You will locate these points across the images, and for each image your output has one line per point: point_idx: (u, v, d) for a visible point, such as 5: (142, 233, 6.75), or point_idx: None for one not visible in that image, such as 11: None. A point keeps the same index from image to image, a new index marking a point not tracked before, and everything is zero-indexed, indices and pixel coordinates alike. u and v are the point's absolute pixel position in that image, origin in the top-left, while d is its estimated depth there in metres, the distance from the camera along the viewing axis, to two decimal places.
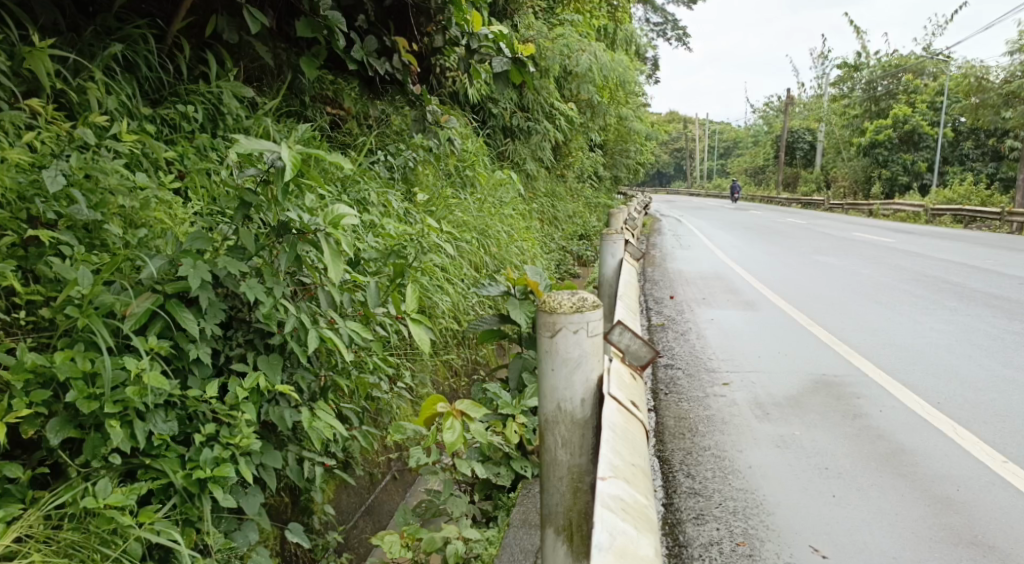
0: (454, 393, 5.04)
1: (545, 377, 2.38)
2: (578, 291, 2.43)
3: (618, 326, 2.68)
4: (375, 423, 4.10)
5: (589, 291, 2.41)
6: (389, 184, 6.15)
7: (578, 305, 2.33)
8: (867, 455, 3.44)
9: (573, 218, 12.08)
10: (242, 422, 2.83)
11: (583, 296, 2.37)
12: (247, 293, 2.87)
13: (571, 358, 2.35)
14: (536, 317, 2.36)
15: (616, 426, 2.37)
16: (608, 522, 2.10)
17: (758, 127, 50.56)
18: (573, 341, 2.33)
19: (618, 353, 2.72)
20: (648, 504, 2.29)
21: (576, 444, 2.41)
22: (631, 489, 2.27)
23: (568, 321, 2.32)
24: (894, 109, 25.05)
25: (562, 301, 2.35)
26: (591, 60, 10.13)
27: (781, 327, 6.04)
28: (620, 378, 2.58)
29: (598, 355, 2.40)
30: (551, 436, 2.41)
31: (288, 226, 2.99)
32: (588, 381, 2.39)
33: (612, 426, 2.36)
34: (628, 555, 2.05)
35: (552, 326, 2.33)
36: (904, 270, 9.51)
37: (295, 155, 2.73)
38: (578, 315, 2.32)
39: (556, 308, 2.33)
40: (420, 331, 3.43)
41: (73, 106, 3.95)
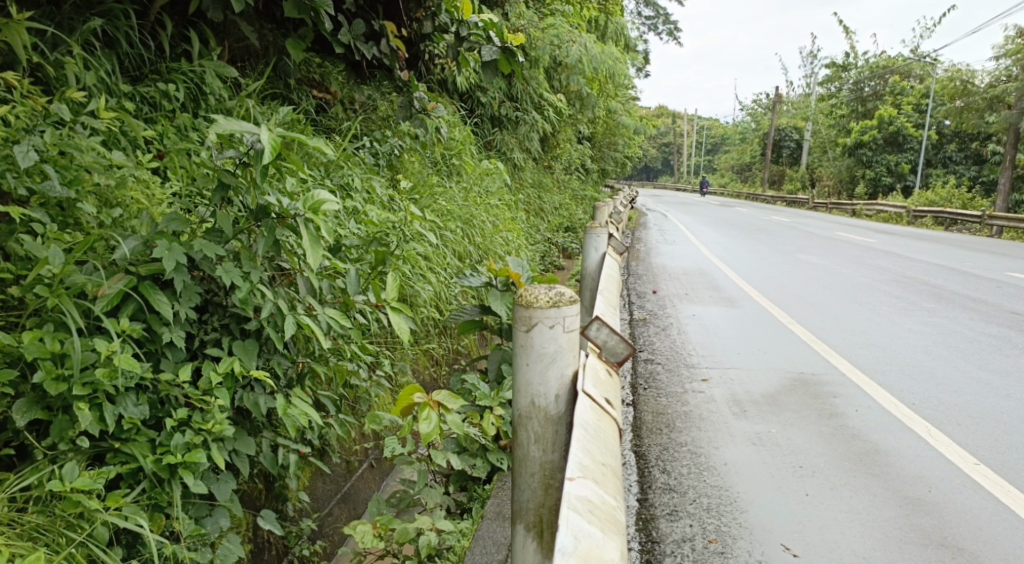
0: (433, 383, 5.02)
1: (519, 371, 2.35)
2: (556, 285, 2.38)
3: (596, 322, 2.61)
4: (353, 411, 4.07)
5: (567, 286, 2.36)
6: (373, 170, 6.11)
7: (555, 300, 2.28)
8: (841, 454, 3.45)
9: (560, 209, 12.07)
10: (215, 407, 2.78)
11: (561, 290, 2.32)
12: (223, 278, 2.82)
13: (546, 353, 2.32)
14: (512, 310, 2.31)
15: (589, 424, 2.36)
16: (575, 524, 2.06)
17: (746, 124, 50.68)
18: (548, 336, 2.29)
19: (596, 348, 2.69)
20: (617, 506, 2.25)
21: (548, 439, 2.39)
22: (600, 490, 2.23)
23: (544, 316, 2.28)
24: (882, 109, 25.19)
25: (539, 294, 2.30)
26: (581, 51, 10.11)
27: (763, 324, 6.05)
28: (597, 374, 2.54)
29: (574, 351, 2.37)
30: (524, 431, 2.39)
31: (268, 210, 2.93)
32: (563, 377, 2.36)
33: (585, 423, 2.34)
34: (593, 558, 2.01)
35: (528, 319, 2.29)
36: (886, 271, 9.57)
37: (276, 139, 2.68)
38: (554, 310, 2.28)
39: (532, 303, 2.28)
40: (400, 321, 3.40)
41: (50, 80, 3.88)
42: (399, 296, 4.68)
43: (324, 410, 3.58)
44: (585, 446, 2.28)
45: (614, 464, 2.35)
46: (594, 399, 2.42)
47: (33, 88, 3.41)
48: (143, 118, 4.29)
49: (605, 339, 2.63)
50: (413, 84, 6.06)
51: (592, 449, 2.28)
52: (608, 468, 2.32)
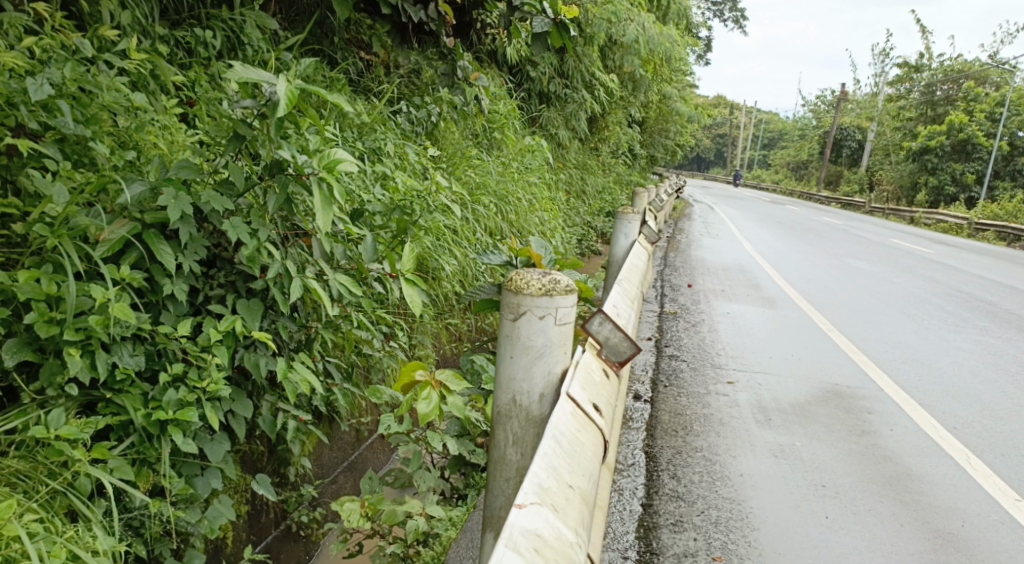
0: (452, 359, 4.90)
1: (502, 363, 2.27)
2: (552, 271, 2.28)
3: (599, 316, 2.48)
4: (365, 380, 3.97)
5: (562, 273, 2.25)
6: (410, 136, 6.00)
7: (547, 288, 2.18)
8: (869, 476, 3.24)
9: (602, 193, 11.87)
10: (212, 365, 2.64)
11: (553, 276, 2.21)
12: (229, 233, 2.69)
13: (533, 347, 2.22)
14: (499, 294, 2.23)
15: (564, 435, 2.16)
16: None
17: (806, 121, 49.59)
18: (534, 325, 2.19)
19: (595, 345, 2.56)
20: (575, 545, 1.95)
21: (527, 442, 2.31)
22: (557, 521, 1.95)
23: (534, 306, 2.18)
24: (951, 116, 24.38)
25: (528, 278, 2.20)
26: (637, 32, 9.87)
27: (800, 328, 5.82)
28: (592, 374, 2.42)
29: (563, 347, 2.27)
30: (503, 431, 2.31)
31: (282, 166, 2.81)
32: (549, 374, 2.27)
33: (558, 435, 2.13)
34: None
35: (514, 306, 2.20)
36: (937, 283, 9.22)
37: (292, 91, 2.56)
38: (542, 298, 2.17)
39: (522, 289, 2.18)
40: (412, 294, 3.30)
41: (85, 16, 3.80)
42: (421, 267, 4.57)
43: (330, 377, 3.48)
44: (550, 461, 2.06)
45: (585, 487, 2.12)
46: (577, 403, 2.24)
47: (61, 22, 3.33)
48: (177, 63, 4.18)
49: (607, 335, 2.50)
50: (458, 51, 5.92)
51: (557, 466, 2.05)
52: (575, 490, 2.07)
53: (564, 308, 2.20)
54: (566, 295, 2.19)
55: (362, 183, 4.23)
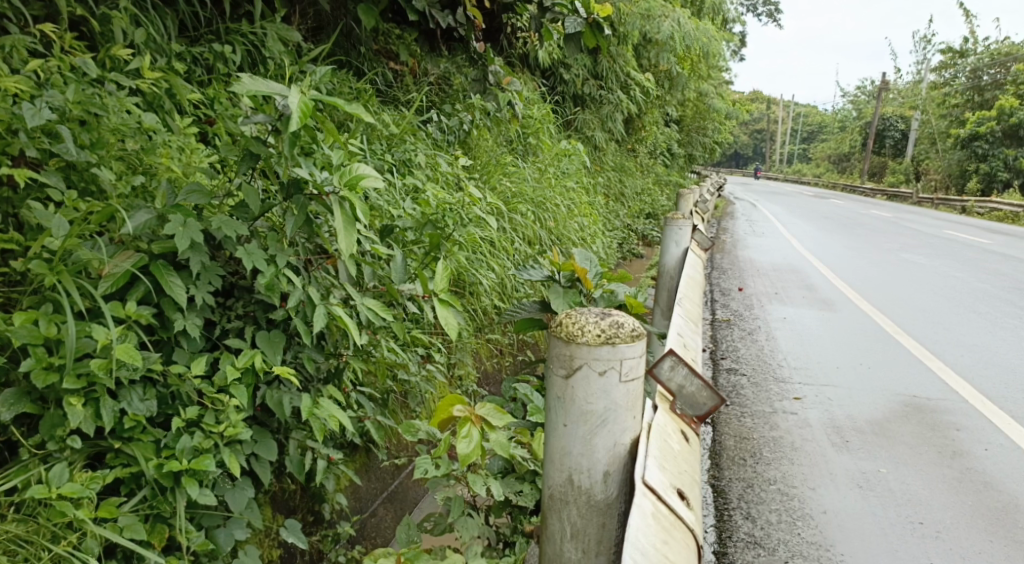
0: (494, 376, 4.63)
1: (555, 431, 2.03)
2: (610, 310, 2.05)
3: (670, 361, 2.21)
4: (403, 406, 3.72)
5: (623, 314, 2.01)
6: (442, 145, 5.77)
7: (608, 335, 1.94)
8: (971, 509, 2.89)
9: (642, 195, 11.54)
10: (231, 408, 2.40)
11: (614, 319, 1.97)
12: (244, 259, 2.45)
13: (593, 413, 1.98)
14: (548, 343, 2.00)
15: (646, 553, 1.88)
16: None
17: (845, 112, 48.58)
18: (593, 380, 1.95)
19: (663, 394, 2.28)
20: None
21: (589, 535, 2.06)
22: None
23: (592, 360, 1.95)
24: (1002, 100, 23.61)
25: (584, 322, 1.97)
26: (673, 28, 9.58)
27: (865, 336, 5.45)
28: (670, 440, 2.19)
29: (627, 415, 2.02)
30: (560, 515, 2.06)
31: (300, 185, 2.57)
32: (614, 449, 2.02)
33: (640, 557, 1.86)
34: None
35: (567, 359, 1.97)
36: (1001, 276, 8.74)
37: (306, 102, 2.32)
38: (600, 346, 1.94)
39: (576, 337, 1.95)
40: (447, 315, 3.04)
41: (95, 36, 3.59)
42: (458, 282, 4.34)
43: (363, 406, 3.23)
44: None
45: None
46: (658, 498, 1.98)
47: (67, 42, 3.14)
48: (195, 79, 3.98)
49: (681, 384, 2.23)
50: (489, 56, 5.71)
51: None
52: None
53: (630, 356, 1.96)
54: (630, 341, 1.95)
55: (391, 198, 4.00)
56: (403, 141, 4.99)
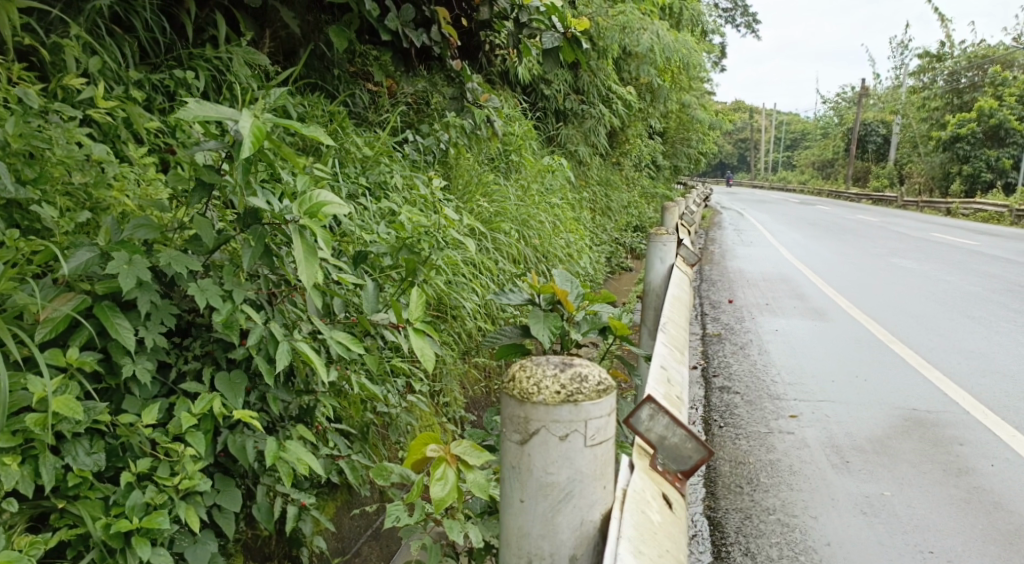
0: (483, 401, 4.55)
1: (510, 507, 1.80)
2: (573, 358, 1.84)
3: (648, 409, 2.01)
4: (384, 440, 3.55)
5: (586, 364, 1.80)
6: (421, 166, 5.64)
7: (567, 393, 1.72)
8: (983, 534, 2.74)
9: (629, 208, 11.43)
10: (187, 458, 2.23)
11: (575, 372, 1.76)
12: (198, 297, 2.28)
13: (554, 485, 1.75)
14: (501, 403, 1.78)
15: None
16: None
17: (827, 119, 48.89)
18: (552, 447, 1.73)
19: (644, 448, 2.06)
20: None
21: None
22: None
23: (550, 424, 1.73)
24: (982, 102, 23.78)
25: (541, 377, 1.76)
26: (651, 40, 9.51)
27: (860, 347, 5.32)
28: (649, 507, 1.88)
29: (594, 484, 1.79)
30: None
31: (258, 215, 2.41)
32: (580, 525, 1.78)
33: None
34: None
35: (523, 422, 1.75)
36: (992, 279, 8.65)
37: (258, 124, 2.15)
38: (560, 407, 1.72)
39: (531, 398, 1.73)
40: (423, 346, 2.87)
41: (47, 66, 3.42)
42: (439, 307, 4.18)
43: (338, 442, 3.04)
44: None
45: None
46: None
47: (13, 73, 2.97)
48: (157, 107, 3.83)
49: (662, 434, 2.03)
50: (466, 73, 5.61)
51: None
52: None
53: (594, 416, 1.74)
54: (593, 399, 1.74)
55: (365, 223, 3.85)
56: (379, 163, 4.85)
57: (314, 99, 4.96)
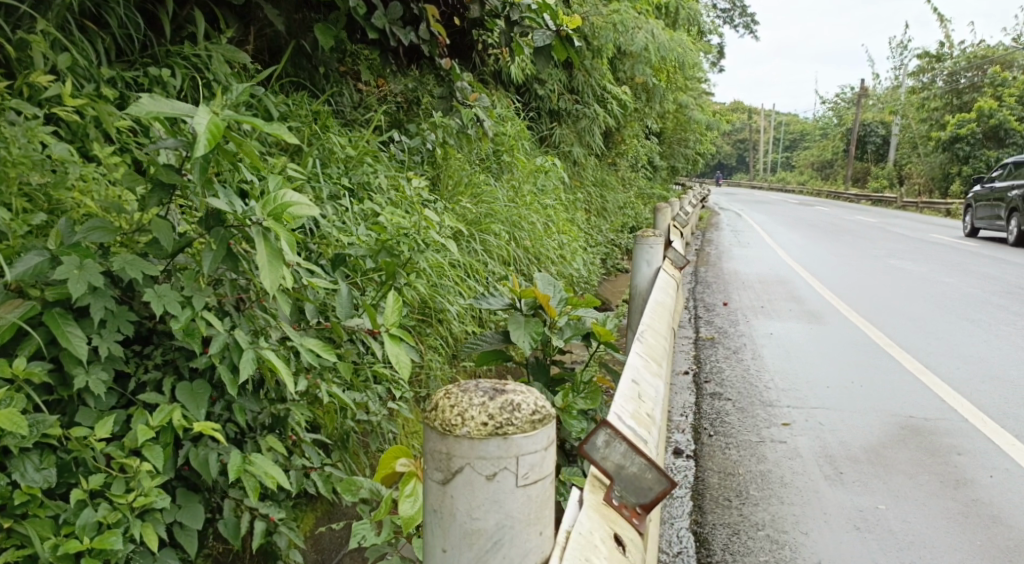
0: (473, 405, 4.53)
1: (433, 558, 1.55)
2: (505, 384, 1.62)
3: (604, 434, 1.79)
4: (364, 448, 3.46)
5: (519, 391, 1.58)
6: (409, 167, 5.54)
7: (496, 423, 1.50)
8: (981, 550, 2.63)
9: (625, 209, 11.33)
10: (143, 473, 2.12)
11: (506, 400, 1.54)
12: (154, 303, 2.17)
13: (480, 533, 1.51)
14: (422, 437, 1.55)
15: None
16: None
17: (825, 120, 48.85)
18: (478, 488, 1.50)
19: (599, 481, 1.84)
20: None
21: None
22: None
23: (475, 459, 1.49)
24: (981, 102, 23.70)
25: (467, 406, 1.53)
26: (646, 39, 9.41)
27: (857, 351, 5.21)
28: (598, 555, 1.62)
29: (530, 531, 1.54)
30: None
31: (221, 217, 2.30)
32: None
33: None
34: None
35: (445, 459, 1.51)
36: (991, 280, 8.55)
37: (216, 122, 2.04)
38: (487, 441, 1.49)
39: (455, 429, 1.50)
40: (398, 353, 2.76)
41: (13, 63, 3.31)
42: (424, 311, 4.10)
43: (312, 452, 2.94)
44: None
45: None
46: None
47: None
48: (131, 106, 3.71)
49: (619, 463, 1.81)
50: (455, 72, 5.50)
51: None
52: None
53: (526, 451, 1.51)
54: (525, 432, 1.51)
55: (346, 225, 3.74)
56: (364, 164, 4.74)
57: (298, 98, 4.84)
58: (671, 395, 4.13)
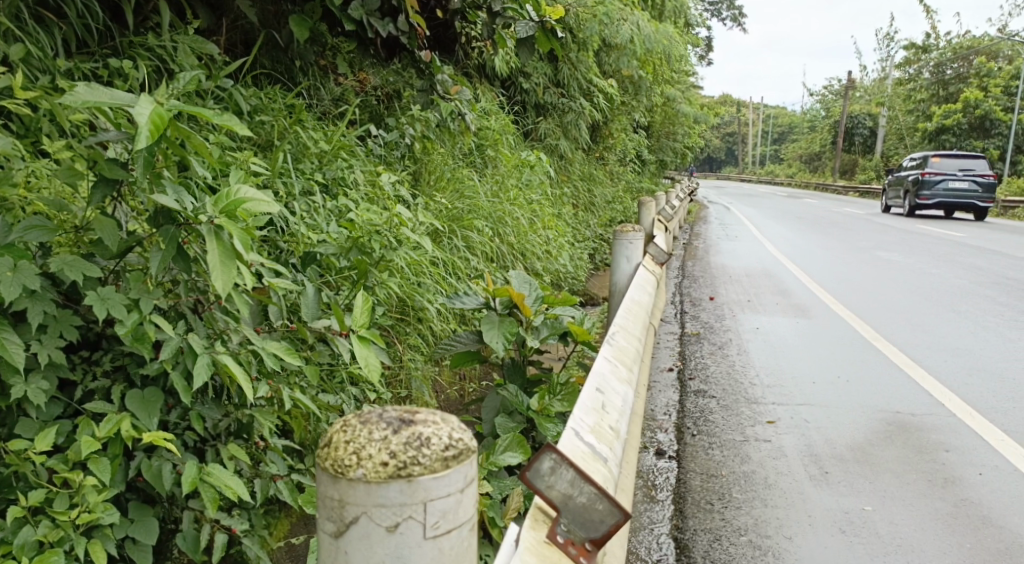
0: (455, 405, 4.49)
1: None
2: (415, 414, 1.40)
3: (551, 458, 1.61)
4: None
5: (430, 422, 1.36)
6: (388, 162, 5.41)
7: (398, 462, 1.28)
8: (970, 552, 2.53)
9: (613, 203, 11.22)
10: (88, 487, 1.99)
11: (412, 435, 1.32)
12: (97, 307, 2.05)
13: None
14: (314, 481, 1.33)
15: None
16: None
17: (813, 113, 48.91)
18: (377, 541, 1.27)
19: (545, 512, 1.65)
20: None
21: None
22: None
23: (371, 506, 1.27)
24: (968, 93, 23.75)
25: (365, 443, 1.31)
26: (631, 31, 9.29)
27: (843, 346, 5.12)
28: None
29: None
30: None
31: (171, 215, 2.17)
32: None
33: None
34: None
35: (338, 508, 1.29)
36: (979, 271, 8.48)
37: (158, 112, 1.91)
38: (387, 485, 1.27)
39: (348, 470, 1.28)
40: (366, 355, 2.63)
41: None
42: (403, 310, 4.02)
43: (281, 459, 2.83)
44: None
45: None
46: None
47: None
48: None
49: (567, 492, 1.62)
50: (435, 64, 5.36)
51: None
52: None
53: (434, 494, 1.29)
54: (433, 472, 1.29)
55: (317, 222, 3.62)
56: (339, 159, 4.61)
57: (272, 92, 4.71)
58: (654, 394, 4.02)
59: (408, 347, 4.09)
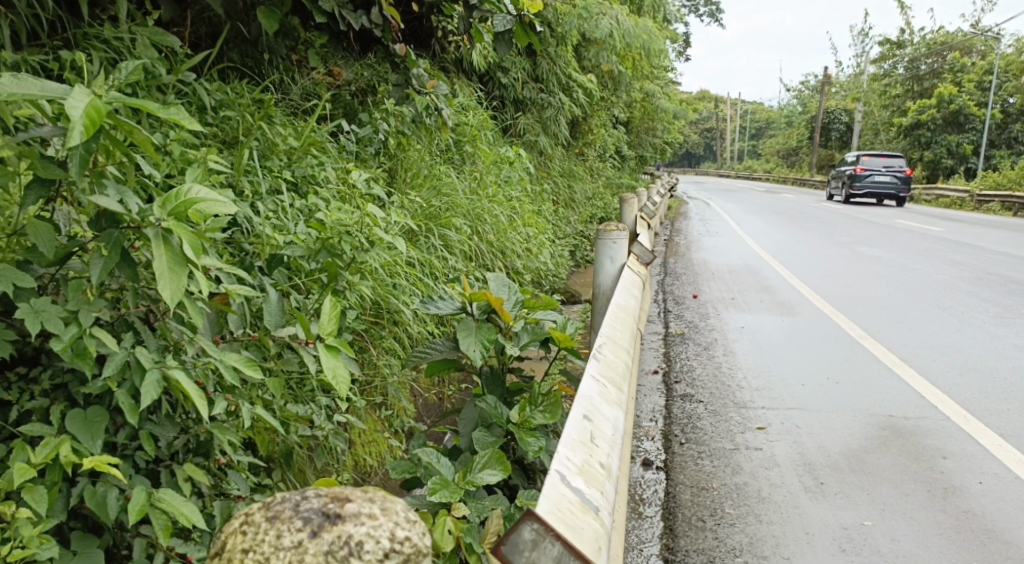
0: (436, 408, 4.35)
1: None
2: (345, 503, 1.44)
3: (533, 524, 1.46)
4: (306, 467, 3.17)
5: (357, 522, 1.41)
6: (361, 160, 5.23)
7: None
8: None
9: (594, 200, 11.07)
10: (21, 522, 1.81)
11: (333, 543, 1.37)
12: (30, 322, 1.86)
13: None
14: None
15: None
16: None
17: (790, 108, 49.11)
18: None
19: None
20: None
21: None
22: None
23: None
24: (942, 88, 23.91)
25: (276, 552, 1.38)
26: (611, 25, 9.16)
27: (830, 345, 4.99)
28: None
29: None
30: None
31: (115, 219, 1.98)
32: None
33: None
34: None
35: None
36: (959, 266, 8.43)
37: (94, 104, 1.72)
38: None
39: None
40: (335, 367, 2.46)
41: None
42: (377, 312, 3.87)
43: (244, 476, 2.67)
44: None
45: None
46: None
47: None
48: None
49: None
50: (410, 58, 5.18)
51: None
52: None
53: None
54: None
55: (284, 223, 3.43)
56: (310, 156, 4.42)
57: (238, 86, 4.51)
58: (640, 398, 3.87)
59: (383, 351, 3.92)
